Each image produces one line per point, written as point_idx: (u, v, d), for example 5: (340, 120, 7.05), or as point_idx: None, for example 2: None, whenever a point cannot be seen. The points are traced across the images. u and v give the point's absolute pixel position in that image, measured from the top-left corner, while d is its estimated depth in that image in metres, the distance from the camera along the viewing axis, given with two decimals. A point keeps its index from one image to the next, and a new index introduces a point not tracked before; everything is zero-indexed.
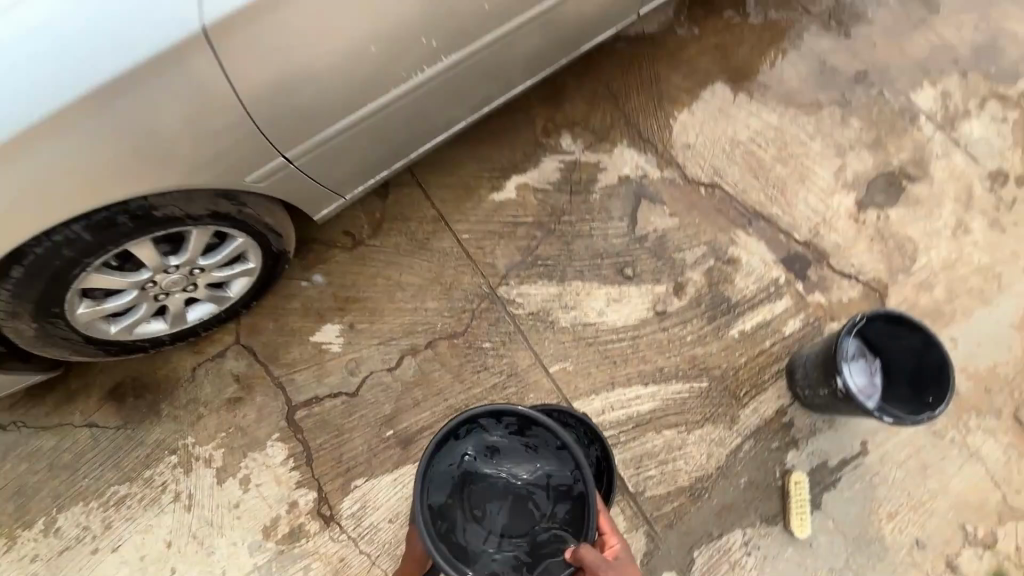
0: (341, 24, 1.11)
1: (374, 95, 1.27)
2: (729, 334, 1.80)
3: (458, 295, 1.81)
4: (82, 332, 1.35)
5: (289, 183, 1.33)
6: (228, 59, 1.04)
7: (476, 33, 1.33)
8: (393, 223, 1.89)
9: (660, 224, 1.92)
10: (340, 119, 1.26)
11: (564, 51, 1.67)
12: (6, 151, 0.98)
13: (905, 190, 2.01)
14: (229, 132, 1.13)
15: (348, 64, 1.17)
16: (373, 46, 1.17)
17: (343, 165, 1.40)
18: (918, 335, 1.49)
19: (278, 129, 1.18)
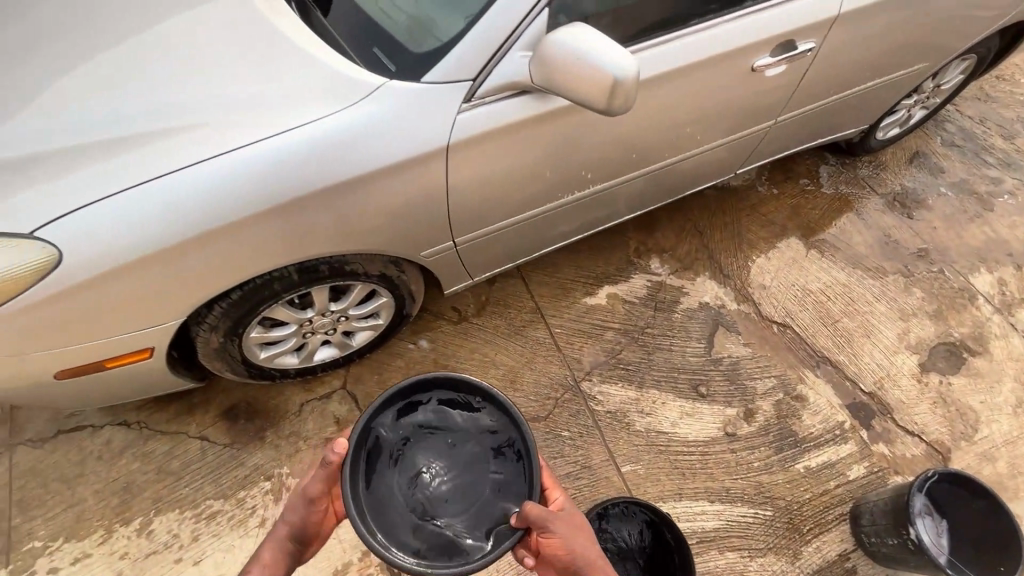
0: (536, 155, 1.41)
1: (533, 205, 1.57)
2: (795, 467, 1.88)
3: (546, 382, 1.98)
4: (242, 353, 1.55)
5: (446, 261, 1.58)
6: (456, 165, 1.29)
7: (619, 172, 1.66)
8: (496, 306, 2.12)
9: (734, 352, 2.10)
10: (503, 218, 1.55)
11: (672, 192, 1.99)
12: (280, 207, 1.18)
13: (965, 361, 2.16)
14: (432, 214, 1.37)
15: (528, 182, 1.47)
16: (550, 172, 1.48)
17: (487, 253, 1.66)
18: (981, 499, 1.57)
19: (461, 221, 1.45)
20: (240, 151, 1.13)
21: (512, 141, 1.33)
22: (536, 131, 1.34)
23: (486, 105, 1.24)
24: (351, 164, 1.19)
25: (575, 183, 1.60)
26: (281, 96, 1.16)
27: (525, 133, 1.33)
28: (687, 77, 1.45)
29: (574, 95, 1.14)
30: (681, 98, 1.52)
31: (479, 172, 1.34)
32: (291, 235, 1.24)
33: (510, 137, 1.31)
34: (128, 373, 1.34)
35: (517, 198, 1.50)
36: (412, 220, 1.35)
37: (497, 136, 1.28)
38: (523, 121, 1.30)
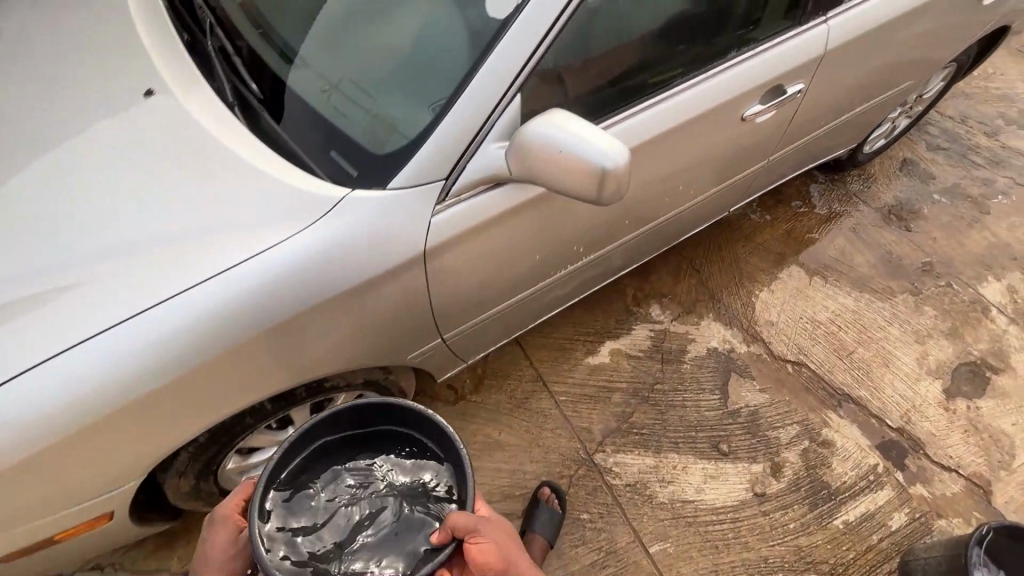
0: (524, 242, 1.30)
1: (523, 287, 1.45)
2: (834, 524, 1.75)
3: (558, 458, 1.84)
4: (220, 486, 1.38)
5: (434, 356, 1.43)
6: (437, 270, 1.17)
7: (611, 238, 1.55)
8: (494, 379, 1.98)
9: (751, 399, 1.98)
10: (493, 305, 1.42)
11: (668, 241, 1.87)
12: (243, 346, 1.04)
13: (990, 381, 2.06)
14: (416, 321, 1.25)
15: (516, 267, 1.35)
16: (539, 255, 1.37)
17: (479, 339, 1.53)
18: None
19: (447, 318, 1.32)
20: (191, 293, 0.99)
21: (495, 234, 1.21)
22: (520, 219, 1.23)
23: (464, 203, 1.12)
24: (320, 287, 1.06)
25: (565, 257, 1.48)
26: (230, 221, 1.03)
27: (508, 224, 1.22)
28: (674, 137, 1.35)
29: (554, 183, 1.02)
30: (670, 158, 1.42)
31: (463, 270, 1.22)
32: (260, 367, 1.10)
33: (492, 230, 1.20)
34: (88, 539, 1.17)
35: (507, 284, 1.38)
36: (394, 330, 1.22)
37: (477, 232, 1.17)
38: (504, 212, 1.19)
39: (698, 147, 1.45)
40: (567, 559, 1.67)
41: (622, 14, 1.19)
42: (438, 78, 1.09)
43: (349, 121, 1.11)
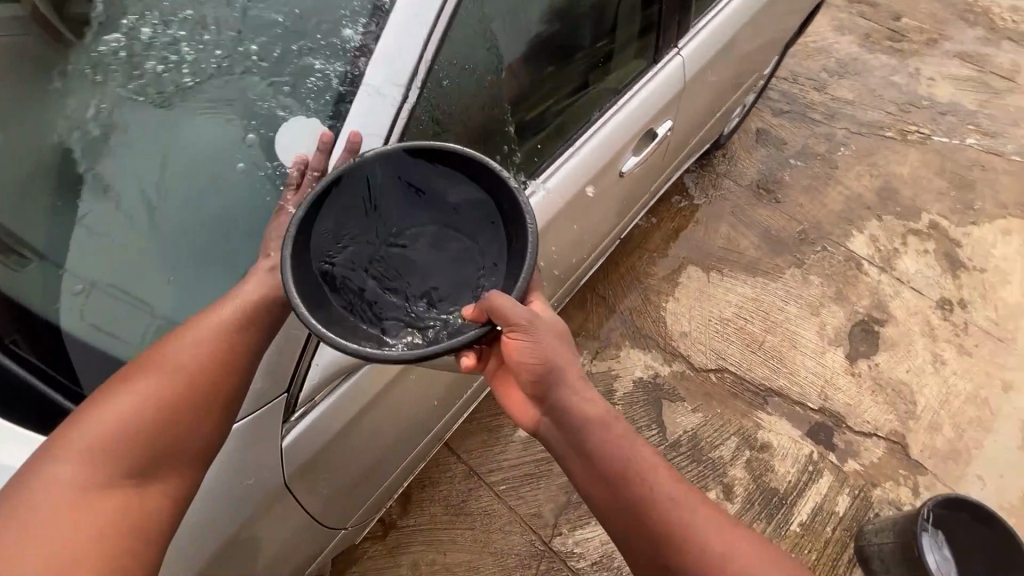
0: (407, 408, 1.16)
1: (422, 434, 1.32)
2: (791, 529, 1.76)
3: (512, 560, 1.65)
4: None
5: (339, 540, 1.27)
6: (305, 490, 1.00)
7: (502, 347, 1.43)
8: (423, 491, 1.74)
9: (687, 424, 1.94)
10: (390, 466, 1.25)
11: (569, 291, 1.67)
12: None
13: (880, 335, 2.20)
14: (295, 536, 1.06)
15: (405, 430, 1.21)
16: (428, 406, 1.24)
17: (381, 498, 1.35)
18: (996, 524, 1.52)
19: (339, 511, 1.16)
20: None
21: (370, 417, 1.04)
22: (396, 389, 1.08)
23: (320, 405, 0.94)
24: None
25: (457, 383, 1.34)
26: None
27: (383, 401, 1.06)
28: (554, 226, 1.20)
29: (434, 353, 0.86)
30: (558, 235, 1.25)
31: (340, 465, 1.04)
32: None
33: (365, 417, 1.03)
34: None
35: (399, 443, 1.22)
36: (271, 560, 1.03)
37: (347, 428, 1.00)
38: (374, 395, 1.02)
39: (584, 211, 1.29)
40: None
41: (460, 100, 0.97)
42: (241, 246, 0.91)
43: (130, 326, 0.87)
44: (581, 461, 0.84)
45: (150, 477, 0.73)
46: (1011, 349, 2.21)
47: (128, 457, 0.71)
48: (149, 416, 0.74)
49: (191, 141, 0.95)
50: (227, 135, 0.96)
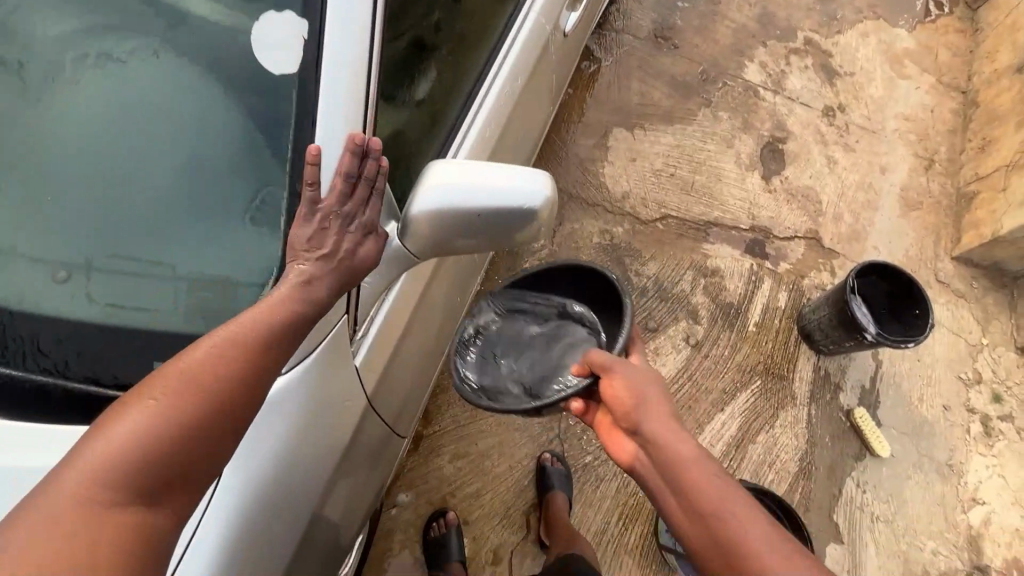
0: (429, 320, 1.28)
1: (439, 345, 1.45)
2: (750, 330, 2.08)
3: (538, 428, 1.82)
4: None
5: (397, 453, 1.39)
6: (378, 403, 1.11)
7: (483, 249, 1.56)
8: (438, 399, 1.82)
9: (649, 271, 2.13)
10: (425, 379, 1.41)
11: None
12: None
13: (784, 151, 2.47)
14: (373, 452, 1.17)
15: (429, 342, 1.34)
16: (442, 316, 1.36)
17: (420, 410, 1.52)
18: (900, 276, 1.87)
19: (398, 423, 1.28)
20: None
21: (410, 331, 1.19)
22: (424, 303, 1.23)
23: (377, 322, 1.06)
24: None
25: (458, 300, 1.49)
26: None
27: (416, 315, 1.20)
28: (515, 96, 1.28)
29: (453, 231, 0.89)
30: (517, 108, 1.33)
31: (399, 376, 1.19)
32: None
33: (408, 331, 1.17)
34: None
35: (429, 357, 1.37)
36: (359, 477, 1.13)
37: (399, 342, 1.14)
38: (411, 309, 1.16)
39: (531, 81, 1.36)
40: (597, 503, 1.77)
41: None
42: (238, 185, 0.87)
43: (193, 297, 0.85)
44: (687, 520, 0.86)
45: (180, 484, 0.70)
46: (883, 137, 2.58)
47: (156, 464, 0.68)
48: (190, 415, 0.71)
49: (136, 104, 0.86)
50: (157, 81, 0.86)
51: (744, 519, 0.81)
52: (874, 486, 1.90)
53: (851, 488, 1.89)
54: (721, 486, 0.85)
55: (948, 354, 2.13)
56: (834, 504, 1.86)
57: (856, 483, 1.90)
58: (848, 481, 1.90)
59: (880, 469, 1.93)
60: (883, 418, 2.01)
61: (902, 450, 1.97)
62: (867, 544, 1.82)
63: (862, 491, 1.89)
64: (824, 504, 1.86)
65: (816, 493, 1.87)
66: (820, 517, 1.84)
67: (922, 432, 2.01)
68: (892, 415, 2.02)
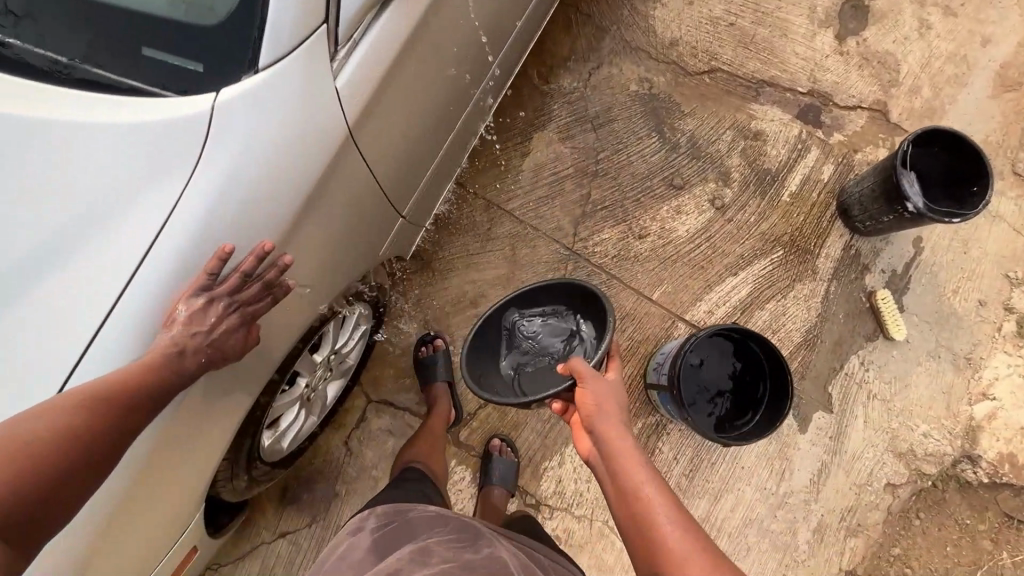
0: (430, 87, 1.18)
1: (447, 134, 1.36)
2: (783, 200, 1.97)
3: (544, 267, 1.86)
4: (270, 462, 1.32)
5: (399, 240, 1.37)
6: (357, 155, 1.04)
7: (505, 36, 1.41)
8: (450, 228, 1.86)
9: (685, 127, 2.00)
10: (430, 158, 1.32)
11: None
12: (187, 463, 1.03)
13: (870, 9, 2.15)
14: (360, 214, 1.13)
15: (433, 117, 1.24)
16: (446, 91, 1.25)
17: (428, 202, 1.44)
18: (966, 147, 1.68)
19: (395, 197, 1.23)
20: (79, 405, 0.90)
21: (398, 78, 1.06)
22: (417, 50, 1.09)
23: (353, 61, 0.97)
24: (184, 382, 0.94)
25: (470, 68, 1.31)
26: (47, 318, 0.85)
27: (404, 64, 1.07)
28: None
29: None
30: None
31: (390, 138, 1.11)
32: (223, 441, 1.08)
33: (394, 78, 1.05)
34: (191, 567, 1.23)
35: (434, 129, 1.26)
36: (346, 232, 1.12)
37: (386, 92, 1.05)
38: (395, 53, 1.03)
39: None
40: None
41: None
42: None
43: None
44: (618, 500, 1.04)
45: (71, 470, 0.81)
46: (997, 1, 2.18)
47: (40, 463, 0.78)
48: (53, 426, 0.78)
49: None
50: None
51: (666, 529, 0.96)
52: (879, 366, 1.87)
53: (853, 365, 1.87)
54: (677, 522, 0.96)
55: (1001, 251, 1.96)
56: (831, 376, 1.85)
57: (860, 361, 1.87)
58: (852, 359, 1.87)
59: (890, 352, 1.88)
60: (907, 305, 1.92)
61: (919, 338, 1.90)
62: (857, 418, 1.83)
63: (864, 370, 1.86)
64: (820, 375, 1.85)
65: (815, 364, 1.86)
66: (814, 386, 1.85)
67: (946, 323, 1.91)
68: (918, 303, 1.92)
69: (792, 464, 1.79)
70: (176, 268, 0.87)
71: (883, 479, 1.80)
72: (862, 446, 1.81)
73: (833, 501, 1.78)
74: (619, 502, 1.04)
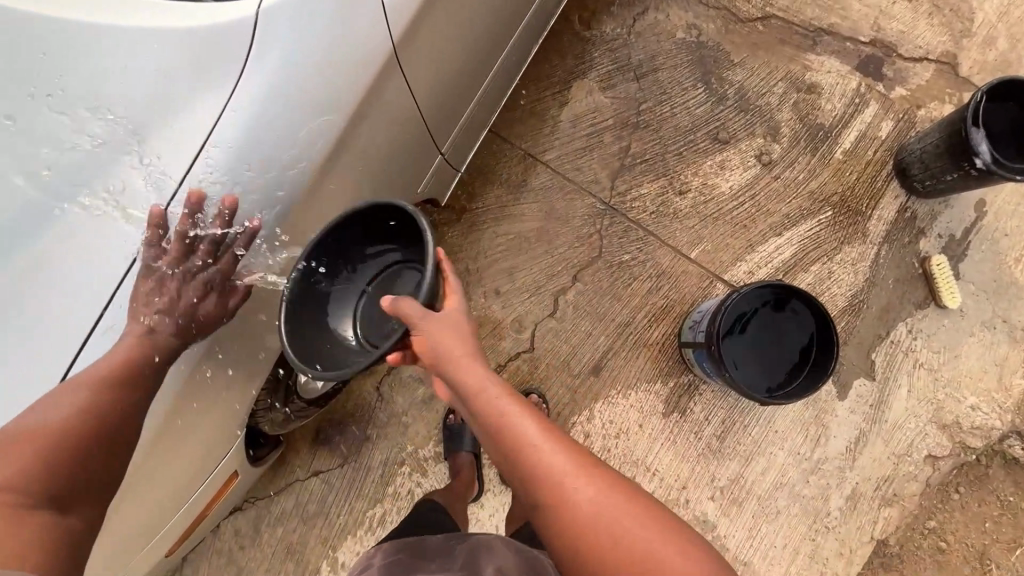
0: (472, 15, 1.14)
1: (486, 70, 1.32)
2: (836, 158, 1.86)
3: (579, 222, 1.82)
4: (308, 399, 1.35)
5: (437, 177, 1.34)
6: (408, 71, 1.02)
7: None
8: (484, 179, 1.83)
9: (734, 78, 1.89)
10: (470, 94, 1.28)
11: None
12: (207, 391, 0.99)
13: None
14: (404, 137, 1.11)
15: (474, 48, 1.20)
16: (487, 22, 1.21)
17: (463, 147, 1.41)
18: None
19: (435, 128, 1.20)
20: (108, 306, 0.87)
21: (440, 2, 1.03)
22: None
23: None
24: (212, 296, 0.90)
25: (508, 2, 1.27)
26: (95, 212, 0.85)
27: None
28: None
29: None
30: None
31: (431, 68, 1.08)
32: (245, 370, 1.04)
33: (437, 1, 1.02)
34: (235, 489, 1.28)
35: (473, 64, 1.22)
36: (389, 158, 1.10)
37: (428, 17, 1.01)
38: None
39: None
40: (626, 299, 1.79)
41: None
42: None
43: None
44: (520, 486, 0.88)
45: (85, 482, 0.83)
46: None
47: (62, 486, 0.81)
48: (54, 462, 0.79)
49: None
50: None
51: (577, 487, 0.83)
52: (928, 335, 1.78)
53: (900, 333, 1.78)
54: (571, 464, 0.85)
55: None
56: (876, 343, 1.78)
57: (908, 329, 1.79)
58: (899, 326, 1.79)
59: (942, 321, 1.79)
60: (964, 272, 1.81)
61: (974, 308, 1.80)
62: (900, 386, 1.76)
63: (912, 338, 1.78)
64: (865, 342, 1.78)
65: (860, 330, 1.79)
66: (857, 353, 1.78)
67: (1005, 293, 1.81)
68: (976, 271, 1.81)
69: (828, 430, 1.74)
70: (218, 163, 0.85)
71: (924, 449, 1.74)
72: (904, 416, 1.75)
73: (869, 469, 1.73)
74: (519, 485, 0.88)
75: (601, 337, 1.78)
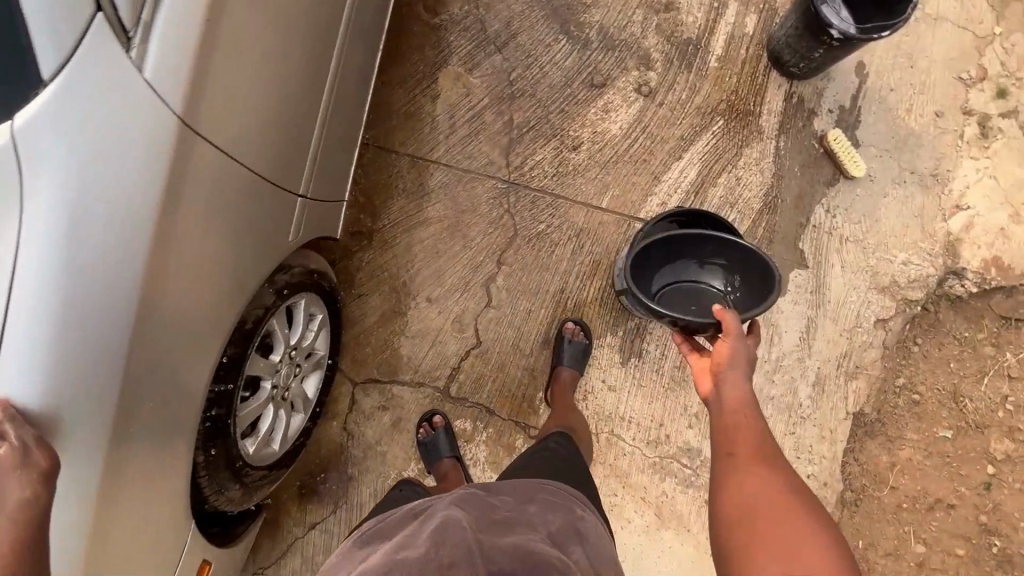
0: (270, 55, 1.09)
1: (321, 99, 1.28)
2: (711, 67, 1.86)
3: (487, 207, 1.82)
4: (264, 464, 1.37)
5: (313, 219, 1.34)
6: (210, 134, 1.01)
7: None
8: (382, 194, 1.82)
9: (593, 20, 1.87)
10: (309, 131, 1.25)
11: None
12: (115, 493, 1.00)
13: None
14: (244, 196, 1.10)
15: (290, 86, 1.16)
16: (295, 54, 1.16)
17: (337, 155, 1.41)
18: None
19: (282, 175, 1.19)
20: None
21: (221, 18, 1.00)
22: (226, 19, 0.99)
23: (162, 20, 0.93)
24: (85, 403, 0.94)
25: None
26: None
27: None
28: None
29: None
30: None
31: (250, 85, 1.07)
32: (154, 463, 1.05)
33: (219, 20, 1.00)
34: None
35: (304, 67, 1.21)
36: (236, 221, 1.10)
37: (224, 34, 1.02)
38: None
39: None
40: (554, 267, 1.80)
41: None
42: None
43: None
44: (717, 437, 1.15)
45: None
46: None
47: None
48: None
49: None
50: None
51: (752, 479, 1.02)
52: (845, 209, 1.82)
53: (819, 215, 1.82)
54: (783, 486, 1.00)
55: (948, 54, 1.85)
56: (800, 233, 1.81)
57: (826, 210, 1.82)
58: (817, 209, 1.82)
59: (854, 191, 1.82)
60: (862, 138, 1.84)
61: (881, 169, 1.83)
62: (833, 266, 1.80)
63: (831, 217, 1.82)
64: (789, 234, 1.81)
65: (781, 225, 1.82)
66: (785, 247, 1.81)
67: (906, 146, 1.84)
68: (872, 133, 1.84)
69: (779, 328, 1.78)
70: (47, 282, 0.91)
71: (871, 317, 1.79)
72: (845, 292, 1.79)
73: (826, 351, 1.78)
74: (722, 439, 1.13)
75: (542, 311, 1.79)
